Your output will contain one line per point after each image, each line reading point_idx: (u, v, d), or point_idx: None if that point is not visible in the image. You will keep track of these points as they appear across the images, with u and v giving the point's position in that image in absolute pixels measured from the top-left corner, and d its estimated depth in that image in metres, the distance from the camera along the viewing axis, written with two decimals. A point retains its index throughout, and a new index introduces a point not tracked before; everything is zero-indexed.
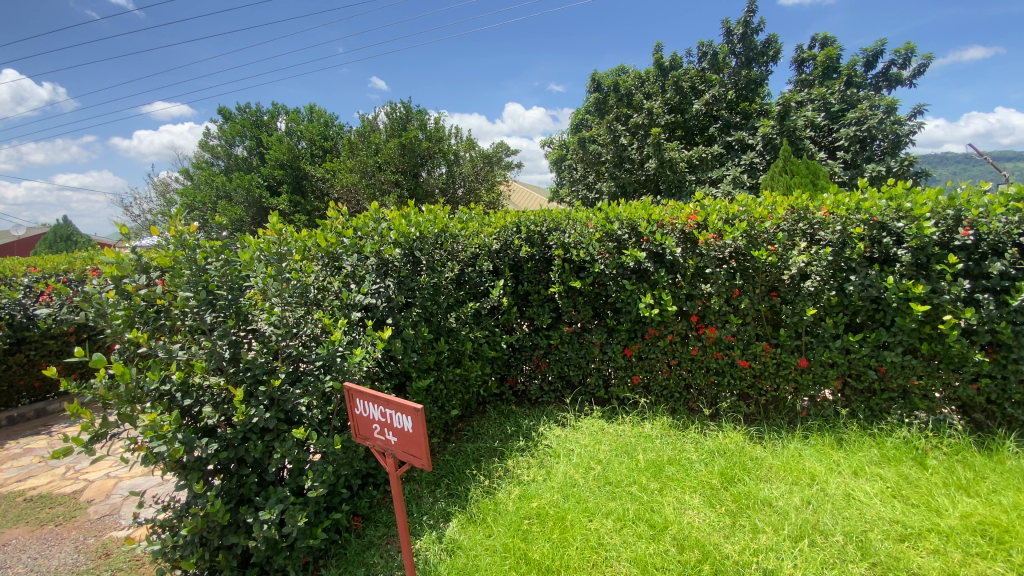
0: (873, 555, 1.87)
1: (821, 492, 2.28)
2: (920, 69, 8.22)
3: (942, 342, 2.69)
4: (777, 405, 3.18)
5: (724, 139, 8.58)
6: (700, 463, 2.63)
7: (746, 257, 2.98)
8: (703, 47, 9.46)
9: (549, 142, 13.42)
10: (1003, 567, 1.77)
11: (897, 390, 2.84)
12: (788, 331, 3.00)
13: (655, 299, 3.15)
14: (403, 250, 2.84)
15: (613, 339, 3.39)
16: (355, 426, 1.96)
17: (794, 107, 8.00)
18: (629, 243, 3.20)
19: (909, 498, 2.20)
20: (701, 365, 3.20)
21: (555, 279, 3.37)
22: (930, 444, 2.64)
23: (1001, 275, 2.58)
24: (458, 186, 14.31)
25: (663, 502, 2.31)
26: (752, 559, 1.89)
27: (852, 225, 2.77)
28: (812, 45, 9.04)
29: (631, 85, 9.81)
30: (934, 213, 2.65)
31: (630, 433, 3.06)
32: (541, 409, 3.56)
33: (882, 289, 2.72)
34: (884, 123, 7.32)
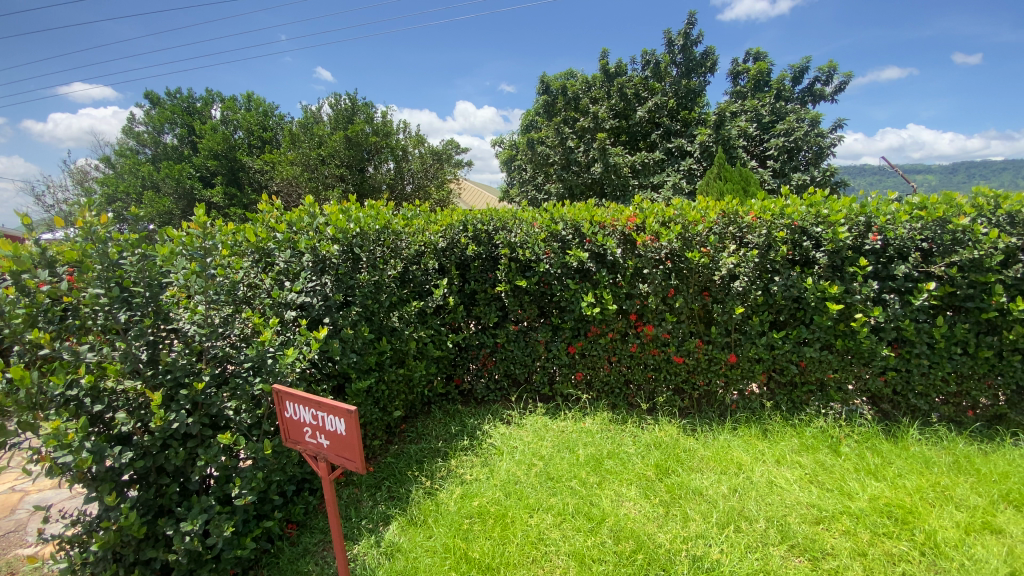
0: (791, 538, 2.00)
1: (746, 480, 2.42)
2: (840, 86, 8.89)
3: (854, 338, 2.92)
4: (709, 398, 3.35)
5: (666, 145, 8.91)
6: (637, 456, 2.72)
7: (681, 259, 3.11)
8: (647, 55, 9.79)
9: (500, 142, 13.45)
10: (905, 546, 1.93)
11: (816, 383, 3.06)
12: (719, 328, 3.16)
13: (596, 299, 3.22)
14: (341, 247, 2.74)
15: (557, 337, 3.44)
16: (286, 430, 1.88)
17: (730, 117, 8.44)
18: (572, 243, 3.26)
19: (824, 484, 2.37)
20: (639, 362, 3.32)
21: (501, 278, 3.37)
22: (843, 433, 2.86)
23: (903, 277, 2.84)
24: (407, 183, 14.07)
25: (601, 495, 2.37)
26: (683, 547, 1.97)
27: (776, 229, 2.95)
28: (746, 59, 9.56)
29: (579, 89, 10.01)
30: (847, 220, 2.87)
31: (573, 429, 3.12)
32: (486, 408, 3.55)
33: (802, 290, 2.92)
34: (808, 135, 7.86)
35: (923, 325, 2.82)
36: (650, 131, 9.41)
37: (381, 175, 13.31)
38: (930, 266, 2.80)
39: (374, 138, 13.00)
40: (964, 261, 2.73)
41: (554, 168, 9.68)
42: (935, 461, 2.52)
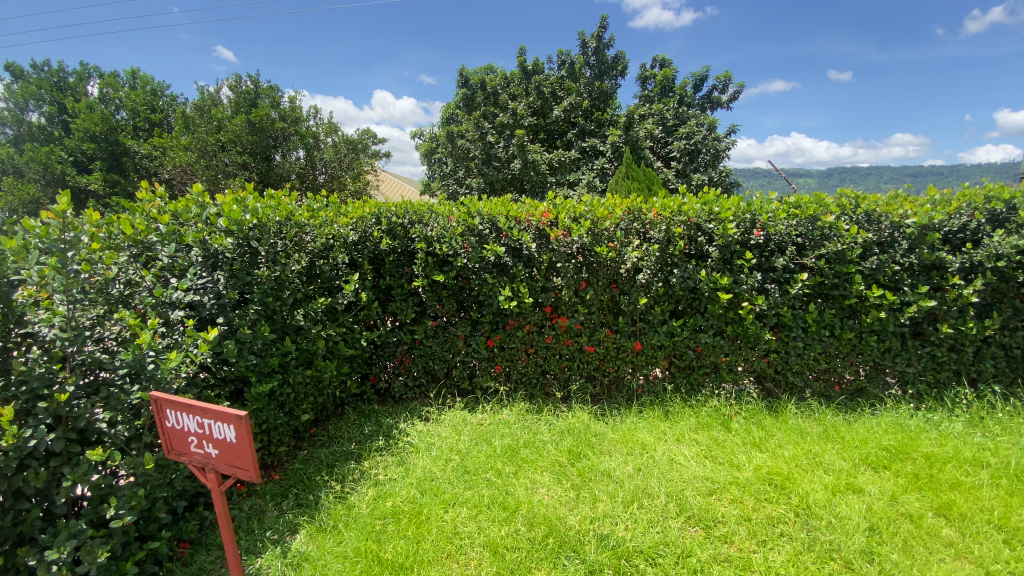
0: (688, 510, 2.16)
1: (650, 459, 2.58)
2: (734, 96, 9.68)
3: (741, 324, 3.21)
4: (618, 384, 3.53)
5: (581, 143, 9.21)
6: (551, 443, 2.80)
7: (591, 253, 3.25)
8: (562, 55, 10.06)
9: (419, 134, 13.18)
10: (783, 508, 2.15)
11: (710, 366, 3.34)
12: (626, 318, 3.34)
13: (513, 292, 3.27)
14: (236, 240, 2.55)
15: (476, 331, 3.44)
16: (169, 440, 1.73)
17: (638, 119, 8.91)
18: (489, 238, 3.28)
19: (718, 458, 2.59)
20: (554, 352, 3.41)
21: (418, 273, 3.30)
22: (734, 411, 3.14)
23: (782, 268, 3.16)
24: (318, 173, 13.33)
25: (517, 484, 2.42)
26: (591, 527, 2.06)
27: (674, 225, 3.18)
28: (653, 65, 10.13)
29: (497, 85, 10.07)
30: (736, 217, 3.15)
31: (490, 421, 3.15)
32: (403, 407, 3.47)
33: (697, 281, 3.17)
34: (707, 139, 8.49)
35: (798, 311, 3.17)
36: (566, 130, 9.68)
37: (290, 164, 12.50)
38: (804, 259, 3.14)
39: (280, 124, 12.17)
40: (831, 253, 3.08)
41: (473, 161, 9.64)
42: (808, 431, 2.84)
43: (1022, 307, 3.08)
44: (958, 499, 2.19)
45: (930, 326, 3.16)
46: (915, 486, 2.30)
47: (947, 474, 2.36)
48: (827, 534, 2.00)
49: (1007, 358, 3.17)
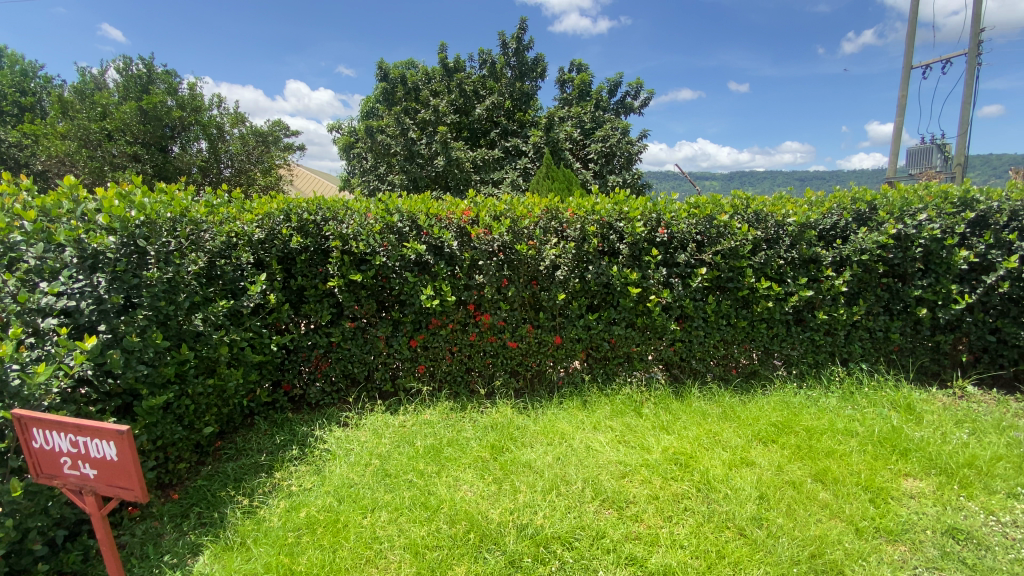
0: (602, 493, 2.27)
1: (569, 447, 2.68)
2: (646, 103, 10.23)
3: (650, 316, 3.43)
4: (540, 377, 3.62)
5: (504, 143, 9.30)
6: (474, 440, 2.81)
7: (511, 250, 3.30)
8: (484, 54, 10.11)
9: (336, 127, 12.64)
10: (687, 485, 2.33)
11: (624, 356, 3.52)
12: (546, 314, 3.43)
13: (435, 291, 3.24)
14: (120, 239, 2.32)
15: (398, 332, 3.36)
16: (35, 463, 1.55)
17: (557, 121, 9.16)
18: (408, 235, 3.23)
19: (630, 443, 2.74)
20: (478, 350, 3.42)
21: (333, 273, 3.17)
22: (645, 397, 3.34)
23: (684, 264, 3.41)
24: (224, 167, 12.36)
25: (439, 482, 2.41)
26: (511, 518, 2.10)
27: (588, 224, 3.34)
28: (571, 69, 10.46)
29: (418, 81, 9.91)
30: (643, 216, 3.37)
31: (412, 423, 3.10)
32: (320, 413, 3.32)
33: (610, 276, 3.34)
34: (621, 142, 8.89)
35: (699, 303, 3.44)
36: (488, 129, 9.74)
37: (191, 156, 11.48)
38: (703, 255, 3.42)
39: (178, 113, 11.14)
40: (726, 250, 3.38)
41: (395, 158, 9.40)
42: (710, 413, 3.08)
43: (882, 294, 3.54)
44: (832, 465, 2.48)
45: (809, 313, 3.55)
46: (798, 456, 2.58)
47: (823, 444, 2.67)
48: (724, 505, 2.18)
49: (872, 339, 3.62)
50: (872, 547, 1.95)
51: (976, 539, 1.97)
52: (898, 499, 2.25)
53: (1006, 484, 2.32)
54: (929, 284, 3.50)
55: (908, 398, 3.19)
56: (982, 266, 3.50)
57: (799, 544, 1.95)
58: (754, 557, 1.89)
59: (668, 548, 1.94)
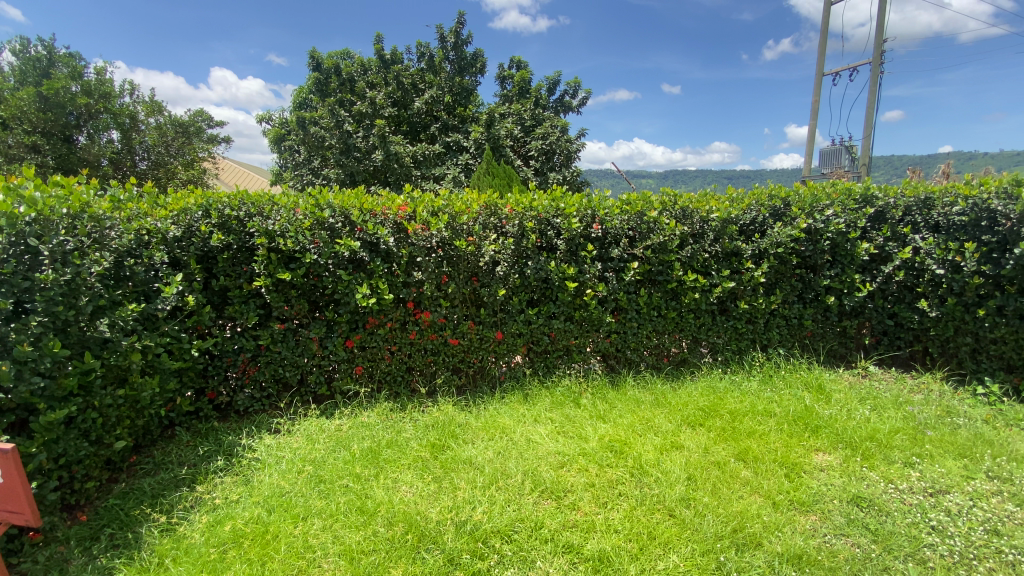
0: (541, 484, 2.31)
1: (509, 441, 2.71)
2: (583, 102, 10.44)
3: (587, 310, 3.52)
4: (482, 373, 3.61)
5: (444, 138, 9.19)
6: (414, 439, 2.77)
7: (450, 246, 3.27)
8: (422, 47, 9.93)
9: (266, 118, 12.00)
10: (622, 471, 2.41)
11: (563, 349, 3.59)
12: (487, 310, 3.43)
13: (371, 289, 3.15)
14: (7, 238, 2.08)
15: (333, 332, 3.23)
16: None
17: (498, 117, 9.16)
18: (342, 232, 3.13)
19: (569, 433, 2.81)
20: (418, 348, 3.36)
21: (260, 271, 3.00)
22: (583, 388, 3.43)
23: (618, 258, 3.53)
24: (138, 159, 11.40)
25: (377, 485, 2.35)
26: (450, 516, 2.09)
27: (526, 220, 3.38)
28: (511, 66, 10.50)
29: (353, 71, 9.59)
30: (579, 212, 3.46)
31: (349, 426, 3.00)
32: (249, 421, 3.14)
33: (549, 271, 3.40)
34: (560, 140, 9.01)
35: (632, 296, 3.57)
36: (428, 124, 9.59)
37: (101, 147, 10.49)
38: (635, 249, 3.56)
39: (84, 99, 10.16)
40: (656, 244, 3.54)
41: (330, 151, 9.05)
42: (643, 400, 3.21)
43: (796, 284, 3.83)
44: (753, 444, 2.65)
45: (733, 303, 3.77)
46: (723, 438, 2.74)
47: (745, 425, 2.85)
48: (655, 488, 2.28)
49: (788, 326, 3.90)
50: (787, 519, 2.10)
51: (877, 506, 2.17)
52: (810, 472, 2.45)
53: (902, 454, 2.57)
54: (836, 274, 3.81)
55: (819, 380, 3.47)
56: (881, 257, 3.84)
57: (722, 520, 2.07)
58: (682, 536, 1.98)
59: (604, 533, 2.00)
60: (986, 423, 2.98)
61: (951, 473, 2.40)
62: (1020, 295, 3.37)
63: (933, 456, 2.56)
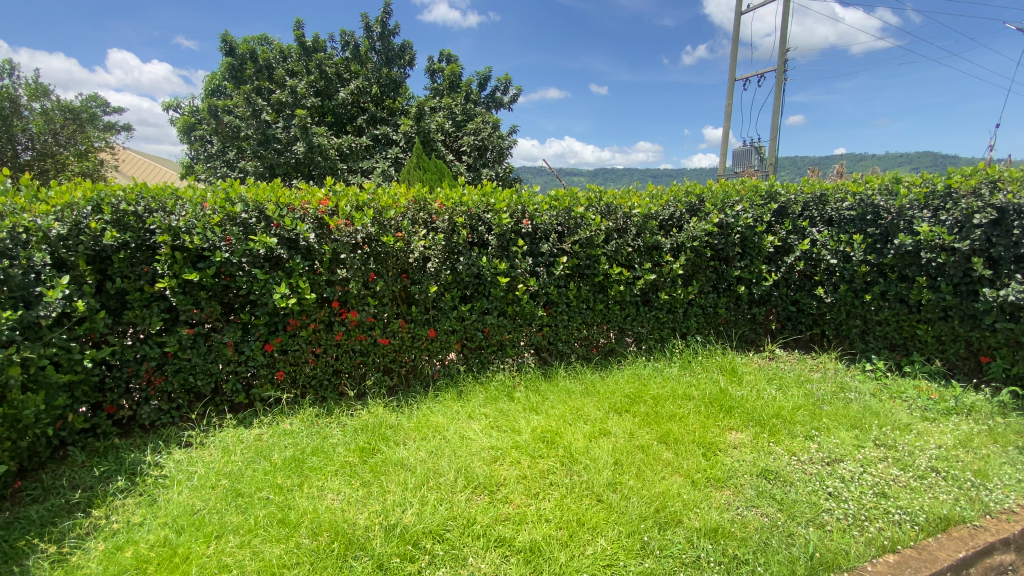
0: (474, 479, 2.30)
1: (442, 439, 2.67)
2: (514, 98, 10.50)
3: (519, 304, 3.55)
4: (414, 373, 3.53)
5: (371, 131, 8.89)
6: (341, 445, 2.66)
7: (377, 242, 3.17)
8: (346, 35, 9.53)
9: (174, 106, 11.03)
10: (554, 462, 2.45)
11: (497, 344, 3.60)
12: (418, 307, 3.36)
13: (291, 288, 2.97)
14: None
15: (250, 336, 3.02)
16: None
17: (428, 111, 8.98)
18: (257, 228, 2.94)
19: (502, 427, 2.82)
20: (346, 349, 3.23)
21: (163, 272, 2.75)
22: (516, 382, 3.46)
23: (548, 253, 3.59)
24: (20, 148, 10.09)
25: (301, 494, 2.24)
26: (379, 520, 2.03)
27: (456, 215, 3.35)
28: (441, 59, 10.34)
29: (271, 58, 8.97)
30: (509, 208, 3.48)
31: (270, 435, 2.83)
32: (156, 436, 2.87)
33: (480, 267, 3.39)
34: (492, 136, 8.97)
35: (562, 290, 3.65)
36: (355, 115, 9.24)
37: None
38: (563, 244, 3.64)
39: None
40: (583, 239, 3.64)
41: (247, 142, 8.47)
42: (575, 390, 3.29)
43: (711, 275, 4.08)
44: (674, 427, 2.80)
45: (654, 294, 3.95)
46: (648, 422, 2.87)
47: (667, 409, 3.00)
48: (584, 475, 2.35)
49: (705, 315, 4.16)
50: (704, 495, 2.23)
51: (782, 477, 2.36)
52: (724, 450, 2.62)
53: (803, 429, 2.81)
54: (746, 265, 4.11)
55: (733, 364, 3.73)
56: (784, 248, 4.18)
57: (646, 501, 2.17)
58: (610, 520, 2.05)
59: (535, 523, 2.02)
60: (873, 396, 3.33)
61: (844, 443, 2.66)
62: (899, 280, 3.76)
63: (830, 429, 2.82)
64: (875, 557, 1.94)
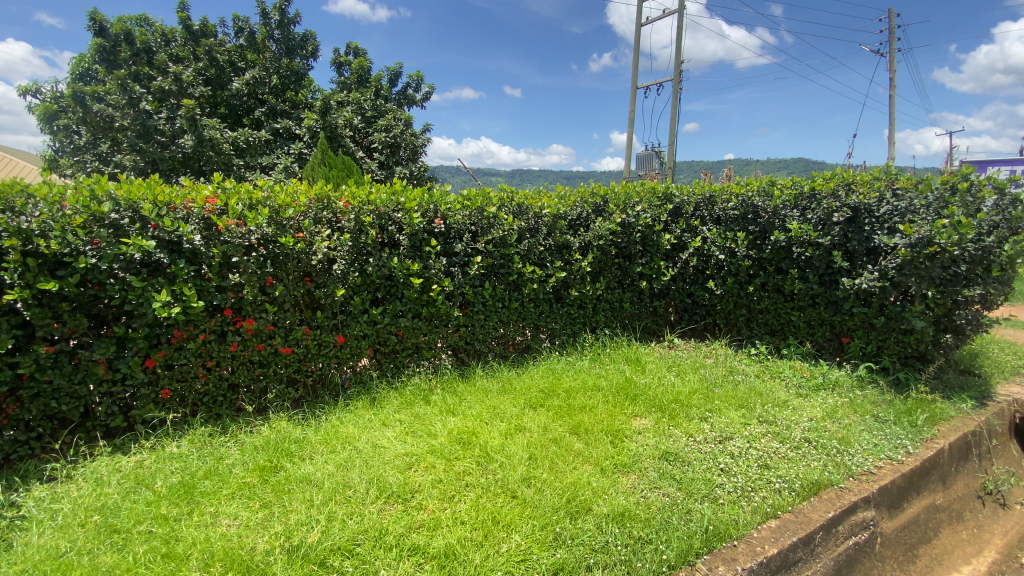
0: (387, 488, 2.23)
1: (353, 450, 2.56)
2: (426, 96, 10.32)
3: (434, 305, 3.49)
4: (322, 382, 3.34)
5: (271, 124, 8.34)
6: (239, 465, 2.46)
7: (274, 243, 2.96)
8: (240, 21, 8.82)
9: (30, 90, 9.58)
10: (470, 462, 2.44)
11: (412, 347, 3.52)
12: (324, 313, 3.19)
13: (174, 296, 2.69)
14: None
15: (127, 351, 2.69)
16: None
17: (335, 106, 8.57)
18: (131, 230, 2.62)
19: (417, 432, 2.76)
20: (243, 361, 2.98)
21: (11, 282, 2.36)
22: (433, 384, 3.40)
23: (461, 253, 3.57)
24: None
25: (193, 523, 2.03)
26: (281, 542, 1.90)
27: (363, 214, 3.22)
28: (348, 52, 9.90)
29: (151, 41, 8.08)
30: (420, 206, 3.41)
31: (153, 460, 2.54)
32: (8, 473, 2.46)
33: (391, 268, 3.29)
34: (404, 133, 8.74)
35: (478, 289, 3.65)
36: (252, 108, 8.60)
37: None
38: (477, 244, 3.64)
39: None
40: (496, 238, 3.67)
41: (124, 134, 7.56)
42: (491, 389, 3.30)
43: (616, 272, 4.30)
44: (585, 418, 2.91)
45: (566, 291, 4.09)
46: (561, 415, 2.96)
47: (579, 401, 3.11)
48: (499, 473, 2.36)
49: (612, 310, 4.37)
50: (611, 481, 2.34)
51: (681, 458, 2.54)
52: (630, 436, 2.77)
53: (698, 411, 3.04)
54: (647, 261, 4.38)
55: (637, 354, 3.95)
56: (679, 245, 4.50)
57: (559, 493, 2.23)
58: (523, 515, 2.08)
59: (450, 527, 2.00)
60: (757, 377, 3.69)
61: (733, 422, 2.92)
62: (776, 273, 4.21)
63: (721, 409, 3.08)
64: (760, 524, 2.14)
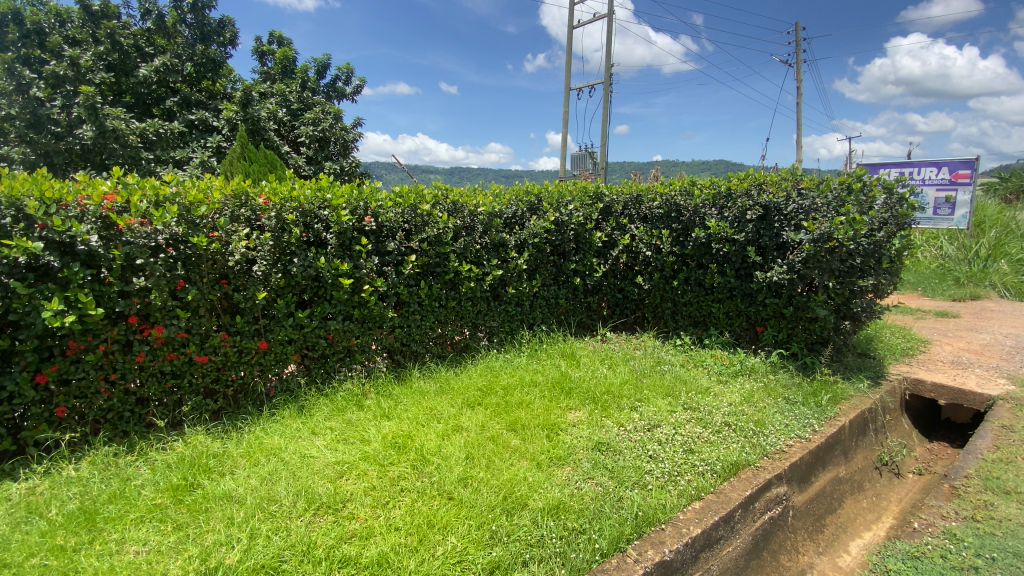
0: (316, 500, 2.13)
1: (279, 461, 2.43)
2: (357, 90, 9.98)
3: (366, 307, 3.39)
4: (245, 391, 3.15)
5: (185, 116, 7.77)
6: (149, 485, 2.26)
7: (185, 244, 2.74)
8: (146, 2, 8.09)
9: None
10: (405, 466, 2.39)
11: (343, 350, 3.39)
12: (244, 317, 3.00)
13: (67, 304, 2.42)
14: None
15: (11, 367, 2.39)
16: None
17: (257, 96, 8.07)
18: (12, 230, 2.33)
19: (350, 438, 2.67)
20: (152, 373, 2.74)
21: None
22: (367, 388, 3.30)
23: (394, 251, 3.48)
24: None
25: (94, 554, 1.84)
26: (198, 566, 1.77)
27: (286, 212, 3.06)
28: (271, 41, 9.37)
29: (43, 20, 7.12)
30: (348, 204, 3.28)
31: (47, 487, 2.28)
32: None
33: (319, 268, 3.15)
34: (334, 128, 8.41)
35: (412, 289, 3.58)
36: (164, 97, 8.01)
37: None
38: (411, 242, 3.56)
39: None
40: (430, 237, 3.61)
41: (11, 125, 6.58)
42: (428, 390, 3.25)
43: (551, 269, 4.38)
44: (521, 414, 2.93)
45: (502, 289, 4.10)
46: (498, 413, 2.97)
47: (516, 398, 3.14)
48: (435, 475, 2.33)
49: (548, 306, 4.45)
50: (547, 475, 2.37)
51: (613, 448, 2.63)
52: (565, 430, 2.82)
53: (629, 401, 3.16)
54: (580, 259, 4.49)
55: (572, 349, 4.05)
56: (610, 243, 4.66)
57: (495, 491, 2.23)
58: (460, 515, 2.07)
59: (383, 534, 1.95)
60: (682, 366, 3.90)
61: (660, 410, 3.06)
62: (698, 267, 4.45)
63: (649, 399, 3.22)
64: (685, 506, 2.26)
